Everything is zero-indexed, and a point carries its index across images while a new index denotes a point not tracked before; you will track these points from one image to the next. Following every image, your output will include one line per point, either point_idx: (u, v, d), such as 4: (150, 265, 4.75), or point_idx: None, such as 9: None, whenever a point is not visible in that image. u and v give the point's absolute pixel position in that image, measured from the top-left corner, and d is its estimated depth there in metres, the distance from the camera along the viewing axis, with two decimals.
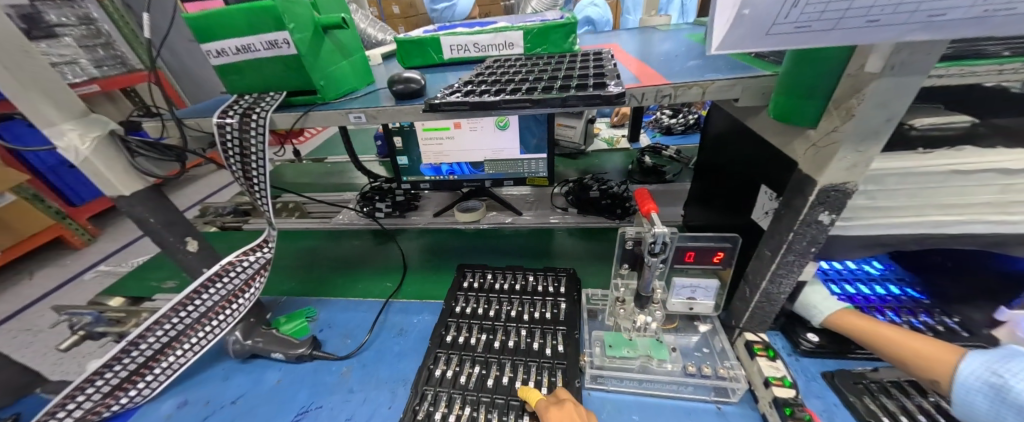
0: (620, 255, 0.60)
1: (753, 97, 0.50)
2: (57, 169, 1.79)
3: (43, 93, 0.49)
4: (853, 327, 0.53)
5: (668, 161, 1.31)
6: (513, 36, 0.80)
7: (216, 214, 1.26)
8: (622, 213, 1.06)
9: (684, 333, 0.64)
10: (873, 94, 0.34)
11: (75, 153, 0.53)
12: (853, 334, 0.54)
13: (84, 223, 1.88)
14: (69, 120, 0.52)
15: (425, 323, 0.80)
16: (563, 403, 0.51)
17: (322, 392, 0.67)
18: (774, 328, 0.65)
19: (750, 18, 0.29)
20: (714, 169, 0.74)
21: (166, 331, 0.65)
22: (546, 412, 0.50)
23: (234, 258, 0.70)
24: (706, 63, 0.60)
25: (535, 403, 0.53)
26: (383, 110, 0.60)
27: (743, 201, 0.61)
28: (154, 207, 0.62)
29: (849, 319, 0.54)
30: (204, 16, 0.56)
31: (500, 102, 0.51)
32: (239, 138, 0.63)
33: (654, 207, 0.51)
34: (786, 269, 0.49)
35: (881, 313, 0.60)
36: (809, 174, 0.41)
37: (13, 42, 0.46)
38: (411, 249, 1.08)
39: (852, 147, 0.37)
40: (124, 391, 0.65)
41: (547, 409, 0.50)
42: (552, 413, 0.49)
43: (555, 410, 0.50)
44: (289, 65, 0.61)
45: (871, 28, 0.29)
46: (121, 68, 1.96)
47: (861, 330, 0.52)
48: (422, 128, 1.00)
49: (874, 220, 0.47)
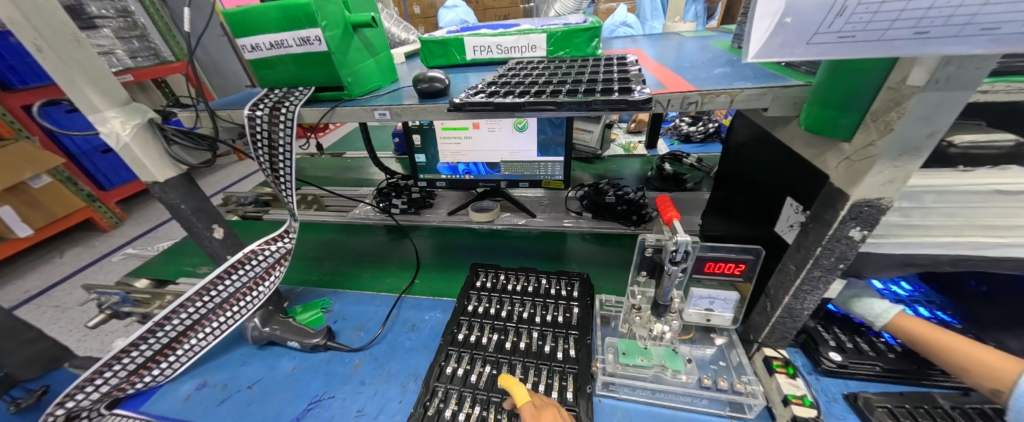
0: (638, 262, 0.59)
1: (784, 107, 0.49)
2: (91, 154, 1.87)
3: (89, 81, 0.52)
4: (914, 334, 0.51)
5: (689, 169, 1.29)
6: (536, 38, 0.80)
7: (238, 203, 1.30)
8: (638, 220, 1.05)
9: (700, 344, 0.63)
10: (915, 108, 0.33)
11: (116, 139, 0.55)
12: (912, 340, 0.51)
13: (113, 206, 1.97)
14: (112, 107, 0.55)
15: (436, 320, 0.81)
16: (546, 411, 0.50)
17: (335, 382, 0.68)
18: (793, 345, 0.63)
19: (792, 26, 0.29)
20: (736, 179, 0.73)
21: (191, 313, 0.68)
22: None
23: (257, 246, 0.72)
24: (734, 71, 0.59)
25: (522, 405, 0.51)
26: (407, 108, 0.61)
27: (766, 213, 0.60)
28: (185, 194, 0.64)
29: (911, 325, 0.51)
30: (242, 12, 0.59)
31: (526, 104, 0.51)
32: (268, 131, 0.64)
33: (675, 215, 0.50)
34: (811, 285, 0.48)
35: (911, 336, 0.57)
36: (841, 188, 0.40)
37: (64, 31, 0.49)
38: (425, 247, 1.09)
39: (889, 162, 0.36)
40: (147, 371, 0.67)
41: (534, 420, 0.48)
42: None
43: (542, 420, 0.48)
44: (319, 62, 0.62)
45: (919, 41, 0.28)
46: (154, 59, 2.05)
47: (922, 337, 0.50)
48: (441, 127, 1.01)
49: (908, 238, 0.45)
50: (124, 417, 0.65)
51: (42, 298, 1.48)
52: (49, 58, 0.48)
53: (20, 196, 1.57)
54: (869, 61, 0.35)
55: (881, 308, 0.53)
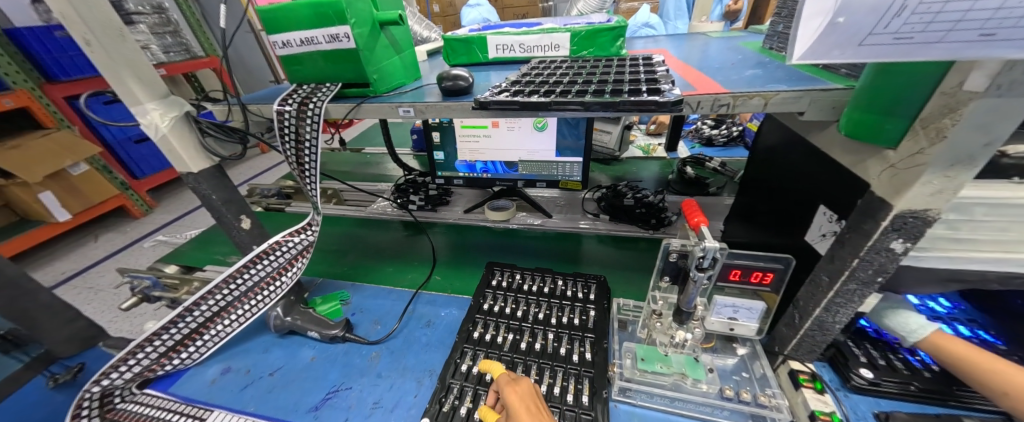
0: (660, 267, 0.58)
1: (821, 111, 0.47)
2: (126, 144, 1.96)
3: (132, 73, 0.54)
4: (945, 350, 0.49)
5: (712, 173, 1.26)
6: (560, 37, 0.80)
7: (262, 195, 1.34)
8: (657, 224, 1.03)
9: (721, 354, 0.62)
10: (971, 116, 0.31)
11: (155, 130, 0.58)
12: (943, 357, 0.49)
13: (144, 194, 2.05)
14: (153, 99, 0.57)
15: (452, 317, 0.81)
16: (520, 381, 0.53)
17: (352, 374, 0.70)
18: (820, 359, 0.60)
19: (844, 26, 0.28)
20: (762, 185, 0.70)
21: (218, 300, 0.70)
22: (507, 388, 0.52)
23: (282, 237, 0.75)
24: (766, 73, 0.57)
25: (498, 375, 0.55)
26: (431, 106, 0.62)
27: (796, 221, 0.58)
28: (217, 185, 0.67)
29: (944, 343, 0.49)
30: (275, 9, 0.60)
31: (552, 103, 0.51)
32: (295, 125, 0.66)
33: (702, 221, 0.49)
34: (844, 298, 0.46)
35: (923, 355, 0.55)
36: (883, 197, 0.38)
37: (110, 26, 0.51)
38: (441, 243, 1.09)
39: (939, 171, 0.34)
40: (176, 354, 0.70)
41: (508, 386, 0.52)
42: (512, 391, 0.51)
43: (515, 388, 0.52)
44: (346, 59, 0.63)
45: (986, 44, 0.26)
46: (185, 54, 2.14)
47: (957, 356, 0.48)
48: (461, 125, 1.02)
49: (954, 252, 0.43)
50: (153, 397, 0.68)
51: (77, 280, 1.55)
52: (97, 52, 0.50)
53: (60, 182, 1.67)
54: (922, 65, 0.34)
55: (917, 325, 0.50)
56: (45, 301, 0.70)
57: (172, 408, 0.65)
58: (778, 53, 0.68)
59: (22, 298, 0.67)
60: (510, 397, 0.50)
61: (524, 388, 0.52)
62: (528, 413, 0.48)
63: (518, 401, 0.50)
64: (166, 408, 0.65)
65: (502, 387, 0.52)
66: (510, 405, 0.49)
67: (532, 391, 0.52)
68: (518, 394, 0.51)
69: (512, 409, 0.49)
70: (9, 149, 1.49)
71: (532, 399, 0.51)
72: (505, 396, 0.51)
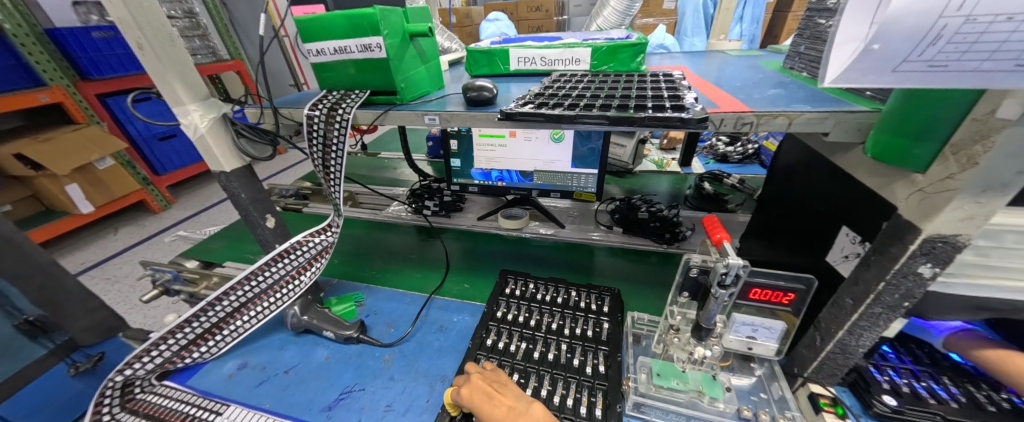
0: (681, 283, 0.58)
1: (846, 132, 0.47)
2: (151, 141, 2.04)
3: (178, 77, 0.57)
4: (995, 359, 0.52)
5: (730, 190, 1.26)
6: (581, 52, 0.81)
7: (280, 195, 1.37)
8: (670, 238, 1.01)
9: (738, 373, 0.61)
10: (1005, 144, 0.31)
11: (194, 130, 0.60)
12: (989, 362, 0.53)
13: (164, 190, 2.12)
14: (195, 101, 0.60)
15: (464, 323, 0.82)
16: (469, 379, 0.59)
17: (365, 375, 0.70)
18: (840, 383, 0.58)
19: (880, 52, 0.28)
20: (780, 204, 0.70)
21: (239, 296, 0.73)
22: (458, 395, 0.57)
23: (303, 237, 0.77)
24: (789, 93, 0.58)
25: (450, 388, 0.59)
26: (457, 114, 0.63)
27: (816, 241, 0.57)
28: (246, 184, 0.69)
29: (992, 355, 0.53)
30: (311, 19, 0.63)
31: (577, 116, 0.52)
32: (324, 129, 0.69)
33: (724, 237, 0.50)
34: (868, 321, 0.46)
35: (941, 383, 0.54)
36: (912, 220, 0.38)
37: (162, 32, 0.54)
38: (455, 249, 1.10)
39: (971, 197, 0.34)
40: (195, 347, 0.71)
41: (461, 391, 0.57)
42: (466, 391, 0.56)
43: (467, 387, 0.57)
44: (376, 67, 0.66)
45: (1020, 73, 0.27)
46: (211, 57, 2.23)
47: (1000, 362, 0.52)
48: (478, 133, 1.04)
49: (983, 279, 0.42)
50: (172, 389, 0.69)
51: (96, 270, 1.60)
52: (148, 55, 0.53)
53: (87, 175, 1.74)
54: (950, 92, 0.34)
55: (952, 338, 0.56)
56: (72, 289, 0.73)
57: (189, 401, 0.66)
58: (800, 73, 0.68)
59: (51, 286, 0.70)
60: (462, 400, 0.55)
61: (475, 382, 0.58)
62: (486, 402, 0.54)
63: (473, 398, 0.55)
64: (184, 400, 0.67)
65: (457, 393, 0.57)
66: (469, 406, 0.54)
67: (481, 381, 0.58)
68: (471, 393, 0.56)
69: (472, 408, 0.54)
70: (42, 142, 1.58)
71: (483, 388, 0.56)
72: (460, 399, 0.56)
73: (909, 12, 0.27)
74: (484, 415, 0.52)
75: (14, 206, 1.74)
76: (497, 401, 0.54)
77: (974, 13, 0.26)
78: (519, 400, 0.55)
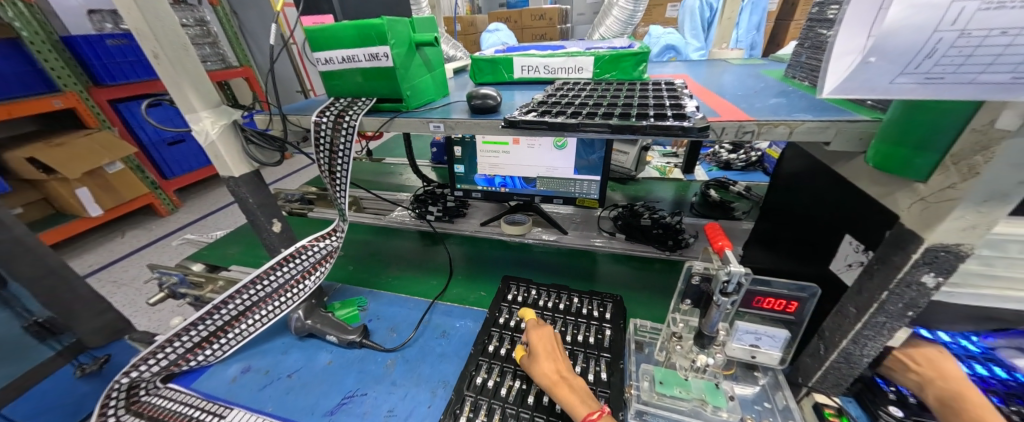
0: (682, 290, 0.58)
1: (847, 141, 0.48)
2: (160, 146, 2.07)
3: (191, 84, 0.59)
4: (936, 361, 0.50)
5: (736, 197, 1.25)
6: (584, 61, 0.82)
7: (285, 199, 1.38)
8: (674, 245, 1.02)
9: (742, 382, 0.61)
10: (1004, 154, 0.31)
11: (205, 136, 0.62)
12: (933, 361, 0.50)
13: (171, 194, 2.15)
14: (207, 108, 0.61)
15: (467, 329, 0.82)
16: (544, 327, 0.64)
17: (367, 380, 0.70)
18: (846, 394, 0.57)
19: (876, 65, 0.29)
20: (783, 211, 0.70)
21: (244, 300, 0.74)
22: (533, 333, 0.63)
23: (308, 242, 0.78)
24: (791, 102, 0.58)
25: (527, 320, 0.66)
26: (461, 122, 0.64)
27: (819, 251, 0.58)
28: (254, 189, 0.71)
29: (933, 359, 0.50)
30: (320, 29, 0.65)
31: (580, 124, 0.52)
32: (331, 135, 0.70)
33: (726, 245, 0.50)
34: (872, 331, 0.45)
35: None
36: (914, 230, 0.38)
37: (176, 41, 0.56)
38: (457, 254, 1.11)
39: (972, 206, 0.34)
40: (200, 350, 0.72)
41: (533, 331, 0.63)
42: (536, 335, 0.63)
43: (539, 332, 0.63)
44: (383, 76, 0.67)
45: (1017, 85, 0.27)
46: (220, 64, 2.28)
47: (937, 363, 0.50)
48: (482, 140, 1.05)
49: (987, 289, 0.42)
50: (176, 392, 0.69)
51: (103, 273, 1.62)
52: (163, 64, 0.55)
53: (97, 179, 1.77)
54: (949, 103, 0.34)
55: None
56: (81, 292, 0.74)
57: (193, 403, 0.67)
58: (802, 82, 0.69)
59: (61, 289, 0.71)
60: (532, 338, 0.62)
61: (547, 333, 0.63)
62: (546, 354, 0.60)
63: (539, 342, 0.61)
64: (188, 403, 0.67)
65: (529, 331, 0.64)
66: (532, 346, 0.61)
67: (553, 336, 0.63)
68: (539, 338, 0.62)
69: (534, 349, 0.61)
70: (55, 146, 1.62)
71: (550, 342, 0.61)
72: (530, 338, 0.63)
73: (903, 27, 0.27)
74: (537, 362, 0.58)
75: (25, 208, 1.77)
76: (553, 358, 0.59)
77: (968, 28, 0.26)
78: (571, 371, 0.58)
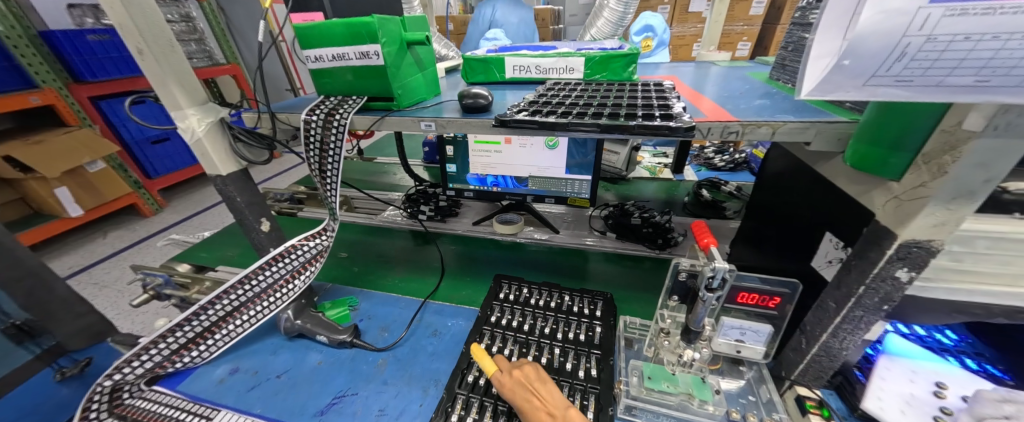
0: (670, 287, 0.59)
1: (826, 142, 0.49)
2: (143, 145, 2.03)
3: (175, 81, 0.58)
4: None
5: (727, 197, 1.28)
6: (575, 61, 0.83)
7: (274, 199, 1.36)
8: (663, 244, 1.04)
9: (728, 376, 0.62)
10: (970, 154, 0.33)
11: (191, 134, 0.61)
12: None
13: (155, 194, 2.09)
14: (193, 105, 0.60)
15: (459, 327, 0.82)
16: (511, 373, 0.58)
17: (358, 380, 0.70)
18: (827, 386, 0.58)
19: (849, 68, 0.30)
20: (768, 210, 0.71)
21: (233, 299, 0.73)
22: (501, 385, 0.58)
23: (297, 241, 0.77)
24: (774, 103, 0.60)
25: (491, 372, 0.59)
26: (452, 121, 0.64)
27: (801, 247, 0.59)
28: (242, 188, 0.70)
29: None
30: (310, 26, 0.64)
31: (570, 124, 0.53)
32: (321, 134, 0.69)
33: (712, 242, 0.51)
34: (851, 324, 0.47)
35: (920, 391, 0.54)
36: (889, 226, 0.40)
37: (161, 37, 0.55)
38: (449, 253, 1.11)
39: (941, 204, 0.36)
40: (186, 352, 0.71)
41: (502, 383, 0.58)
42: (507, 386, 0.57)
43: (509, 381, 0.57)
44: (373, 74, 0.67)
45: (978, 88, 0.29)
46: (207, 61, 2.25)
47: None
48: (474, 139, 1.05)
49: (956, 284, 0.43)
50: (162, 394, 0.68)
51: (83, 274, 1.58)
52: (147, 60, 0.54)
53: (76, 178, 1.72)
54: (920, 106, 0.36)
55: None
56: (60, 293, 0.72)
57: (179, 406, 0.66)
58: (784, 85, 0.71)
59: (40, 290, 0.69)
60: (505, 392, 0.56)
61: (517, 378, 0.58)
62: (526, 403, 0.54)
63: (513, 394, 0.56)
64: (174, 405, 0.66)
65: (500, 384, 0.58)
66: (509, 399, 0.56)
67: (524, 379, 0.57)
68: (512, 388, 0.56)
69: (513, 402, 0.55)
70: (33, 144, 1.56)
71: (525, 388, 0.56)
72: (503, 391, 0.57)
73: (874, 32, 0.28)
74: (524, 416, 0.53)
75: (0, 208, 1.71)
76: (538, 403, 0.54)
77: (934, 33, 0.27)
78: (563, 403, 0.53)
